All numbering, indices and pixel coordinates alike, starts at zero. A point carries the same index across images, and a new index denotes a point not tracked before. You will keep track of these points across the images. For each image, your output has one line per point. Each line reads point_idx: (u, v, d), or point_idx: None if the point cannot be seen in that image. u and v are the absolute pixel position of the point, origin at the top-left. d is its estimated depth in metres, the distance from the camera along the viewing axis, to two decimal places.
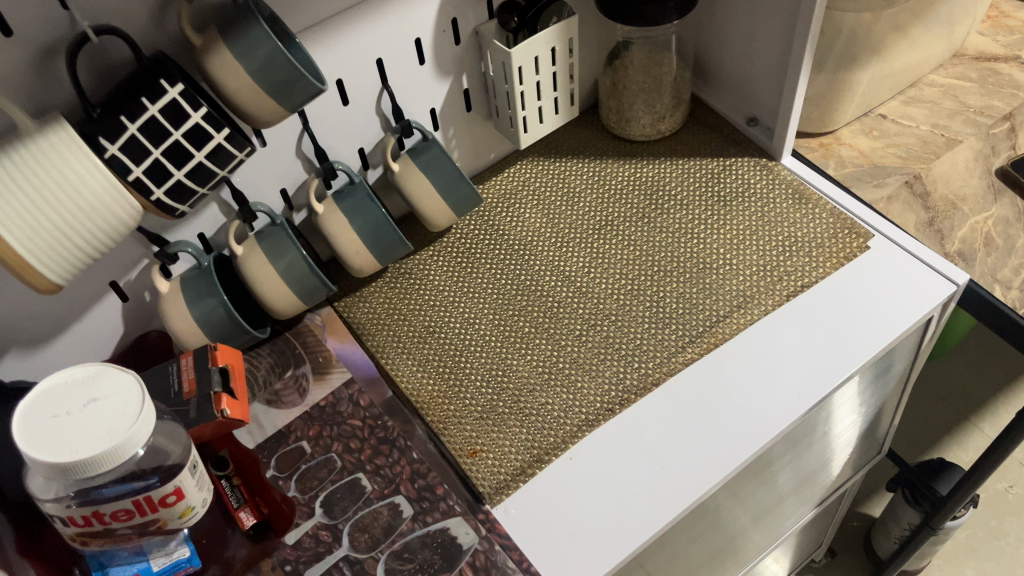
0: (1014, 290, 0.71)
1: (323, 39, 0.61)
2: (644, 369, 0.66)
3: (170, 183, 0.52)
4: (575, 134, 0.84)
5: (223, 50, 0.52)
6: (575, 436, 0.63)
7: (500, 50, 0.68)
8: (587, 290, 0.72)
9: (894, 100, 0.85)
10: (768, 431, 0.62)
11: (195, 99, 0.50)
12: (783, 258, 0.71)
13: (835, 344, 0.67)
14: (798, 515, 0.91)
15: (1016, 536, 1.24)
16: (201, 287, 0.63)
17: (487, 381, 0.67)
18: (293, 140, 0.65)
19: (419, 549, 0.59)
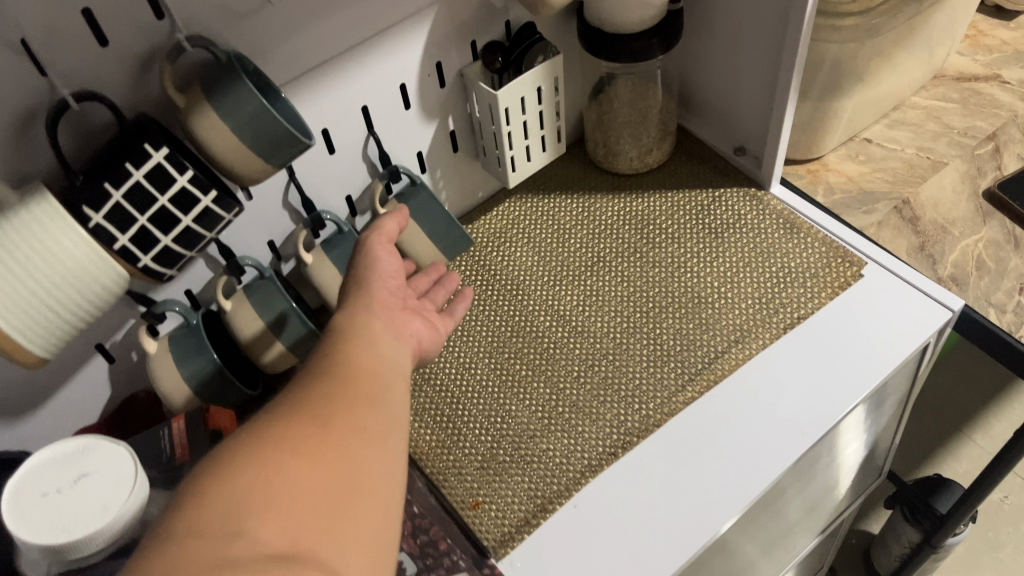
0: (1010, 313, 0.71)
1: (307, 90, 0.59)
2: (644, 411, 0.65)
3: (157, 249, 0.51)
4: (561, 169, 0.83)
5: (207, 110, 0.51)
6: (578, 483, 0.62)
7: (486, 93, 0.67)
8: (583, 329, 0.71)
9: (879, 124, 0.85)
10: (773, 469, 0.62)
11: (180, 162, 0.49)
12: (779, 290, 0.71)
13: (834, 375, 0.66)
14: (803, 543, 0.90)
15: (1013, 546, 1.24)
16: (191, 347, 0.61)
17: (487, 428, 0.65)
18: (279, 192, 0.64)
19: None
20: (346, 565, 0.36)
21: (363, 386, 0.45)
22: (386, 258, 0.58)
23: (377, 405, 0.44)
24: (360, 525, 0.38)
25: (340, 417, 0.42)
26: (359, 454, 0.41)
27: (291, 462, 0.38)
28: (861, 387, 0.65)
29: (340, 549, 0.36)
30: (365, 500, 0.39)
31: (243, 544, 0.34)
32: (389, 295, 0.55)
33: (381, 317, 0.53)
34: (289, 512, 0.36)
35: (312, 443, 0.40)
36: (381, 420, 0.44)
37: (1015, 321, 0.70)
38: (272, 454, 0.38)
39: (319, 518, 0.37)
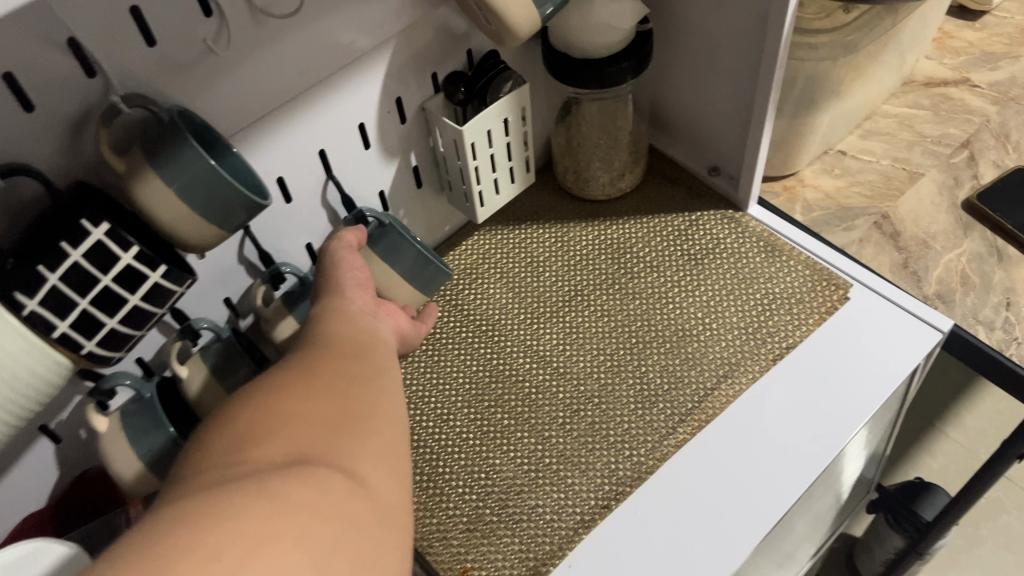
0: (999, 331, 0.68)
1: (259, 139, 0.55)
2: (635, 458, 0.62)
3: (103, 333, 0.45)
4: (530, 198, 0.80)
5: (150, 176, 0.46)
6: (571, 541, 0.58)
7: (450, 128, 0.63)
8: (565, 371, 0.67)
9: (852, 135, 0.83)
10: (772, 515, 0.59)
11: (123, 238, 0.44)
12: (764, 318, 0.68)
13: (828, 407, 0.64)
14: (797, 562, 0.89)
15: (993, 541, 1.24)
16: (146, 422, 0.56)
17: (472, 487, 0.62)
18: (234, 249, 0.59)
19: None
20: (360, 466, 0.38)
21: (349, 350, 0.48)
22: (350, 255, 0.60)
23: (364, 363, 0.48)
24: (367, 438, 0.40)
25: (333, 367, 0.45)
26: (356, 393, 0.43)
27: (292, 397, 0.40)
28: (858, 417, 0.62)
29: (350, 452, 0.38)
30: (368, 423, 0.41)
31: (259, 449, 0.36)
32: (362, 285, 0.58)
33: (355, 300, 0.56)
34: (298, 427, 0.38)
35: (309, 385, 0.42)
36: (369, 371, 0.47)
37: (1004, 339, 0.68)
38: (275, 391, 0.41)
39: (326, 430, 0.39)
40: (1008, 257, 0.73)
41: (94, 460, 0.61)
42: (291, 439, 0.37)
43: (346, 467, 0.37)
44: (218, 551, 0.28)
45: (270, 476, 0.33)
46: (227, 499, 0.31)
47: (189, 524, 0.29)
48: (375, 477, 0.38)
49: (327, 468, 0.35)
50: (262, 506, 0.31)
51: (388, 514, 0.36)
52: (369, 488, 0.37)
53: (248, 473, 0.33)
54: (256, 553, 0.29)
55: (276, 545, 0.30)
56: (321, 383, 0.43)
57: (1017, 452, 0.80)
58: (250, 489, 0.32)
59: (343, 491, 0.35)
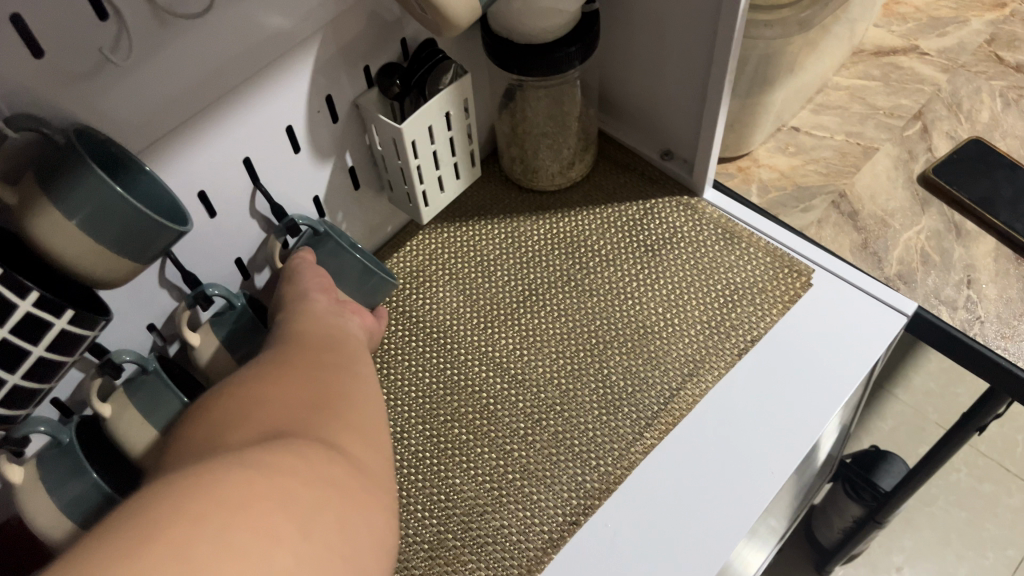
0: (961, 310, 0.67)
1: (175, 151, 0.49)
2: (602, 469, 0.59)
3: (4, 391, 0.40)
4: (476, 191, 0.75)
5: (49, 210, 0.40)
6: (540, 563, 0.55)
7: (387, 126, 0.58)
8: (523, 377, 0.64)
9: (805, 110, 0.81)
10: (746, 520, 0.57)
11: (20, 283, 0.38)
12: (727, 310, 0.66)
13: (798, 400, 0.61)
14: (765, 545, 0.88)
15: (944, 499, 1.27)
16: (66, 471, 0.51)
17: (432, 510, 0.58)
18: (154, 272, 0.54)
19: None
20: (338, 439, 0.39)
21: (319, 347, 0.49)
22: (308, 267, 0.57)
23: (334, 357, 0.48)
24: (343, 418, 0.41)
25: (305, 367, 0.46)
26: (328, 384, 0.44)
27: (263, 396, 0.41)
28: (829, 410, 0.60)
29: (328, 429, 0.39)
30: (340, 406, 0.42)
31: (231, 439, 0.36)
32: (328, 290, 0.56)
33: (320, 301, 0.54)
34: (271, 418, 0.39)
35: (280, 383, 0.43)
36: (341, 365, 0.47)
37: (968, 319, 0.66)
38: (247, 394, 0.41)
39: (300, 414, 0.40)
40: (966, 232, 0.71)
41: (12, 511, 0.55)
42: (266, 428, 0.38)
43: (325, 441, 0.38)
44: (210, 504, 0.29)
45: (249, 451, 0.34)
46: (210, 468, 0.31)
47: (176, 489, 0.30)
48: (354, 448, 0.39)
49: (305, 442, 0.36)
50: (246, 471, 0.31)
51: (372, 481, 0.37)
52: (350, 458, 0.38)
53: (227, 452, 0.34)
54: (246, 504, 0.29)
55: (266, 501, 0.30)
56: (293, 379, 0.44)
57: (977, 425, 0.79)
58: (231, 460, 0.32)
59: (324, 458, 0.36)
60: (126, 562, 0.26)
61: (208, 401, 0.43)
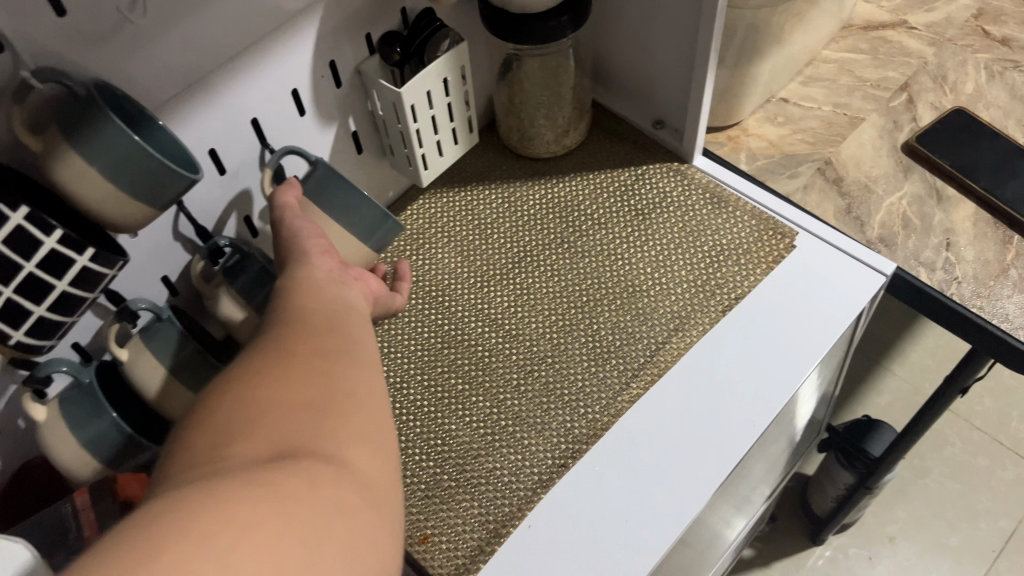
0: (939, 272, 0.70)
1: (187, 111, 0.53)
2: (590, 415, 0.62)
3: (30, 322, 0.43)
4: (475, 157, 0.78)
5: (70, 155, 0.44)
6: (530, 502, 0.59)
7: (388, 91, 0.61)
8: (518, 332, 0.67)
9: (794, 82, 0.83)
10: (726, 462, 0.60)
11: (45, 221, 0.42)
12: (713, 271, 0.69)
13: (777, 353, 0.64)
14: (753, 507, 0.93)
15: (938, 472, 1.29)
16: (87, 410, 0.55)
17: (428, 454, 0.62)
18: (167, 224, 0.57)
19: None
20: (344, 453, 0.38)
21: (325, 327, 0.47)
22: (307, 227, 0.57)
23: (342, 338, 0.47)
24: (348, 420, 0.40)
25: (311, 348, 0.45)
26: (336, 371, 0.43)
27: (268, 387, 0.40)
28: (806, 364, 0.63)
29: (334, 438, 0.39)
30: (347, 404, 0.41)
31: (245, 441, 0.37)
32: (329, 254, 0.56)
33: (319, 268, 0.54)
34: (277, 417, 0.38)
35: (286, 370, 0.42)
36: (347, 347, 0.46)
37: (944, 280, 0.69)
38: (251, 381, 0.40)
39: (308, 416, 0.39)
40: (947, 198, 0.74)
41: (34, 450, 0.59)
42: (270, 434, 0.37)
43: (329, 456, 0.37)
44: (209, 527, 0.29)
45: (251, 469, 0.34)
46: (214, 487, 0.32)
47: (177, 506, 0.30)
48: (360, 462, 0.39)
49: (310, 459, 0.36)
50: (248, 496, 0.31)
51: (375, 499, 0.37)
52: (356, 475, 0.37)
53: (234, 465, 0.34)
54: (246, 537, 0.30)
55: (266, 530, 0.30)
56: (300, 363, 0.43)
57: (958, 387, 0.82)
58: (234, 479, 0.32)
59: (330, 479, 0.36)
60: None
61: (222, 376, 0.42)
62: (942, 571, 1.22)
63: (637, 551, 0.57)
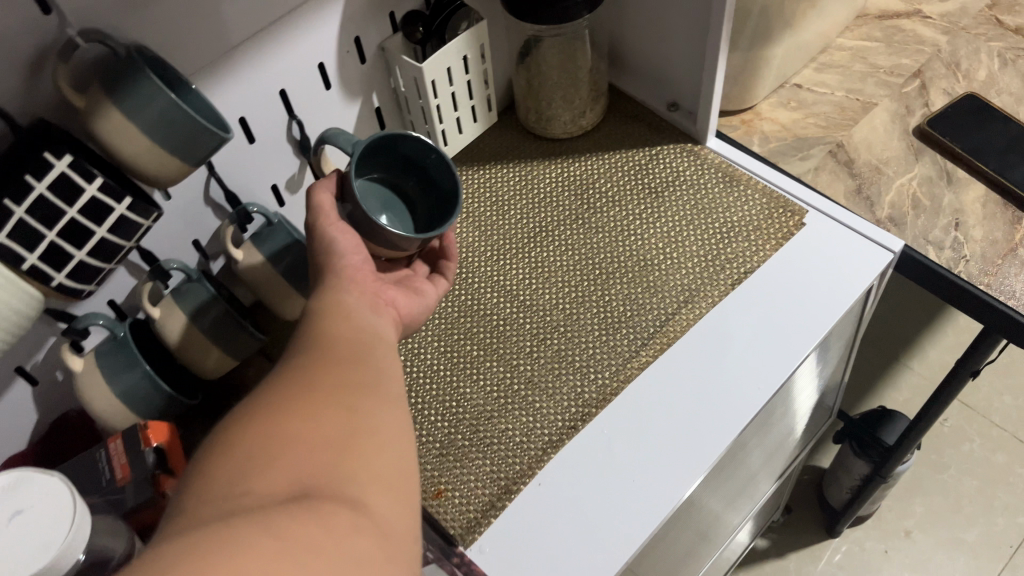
0: (947, 250, 0.71)
1: (219, 80, 0.56)
2: (600, 381, 0.64)
3: (72, 265, 0.47)
4: (494, 137, 0.81)
5: (111, 111, 0.47)
6: (541, 461, 0.61)
7: (410, 67, 0.64)
8: (532, 303, 0.69)
9: (808, 68, 0.85)
10: (731, 427, 0.61)
11: (87, 170, 0.45)
12: (724, 246, 0.70)
13: (785, 325, 0.66)
14: (763, 489, 0.95)
15: (956, 468, 1.30)
16: (120, 362, 0.57)
17: (444, 415, 0.64)
18: (200, 189, 0.60)
19: None
20: (365, 494, 0.39)
21: (351, 352, 0.48)
22: (343, 237, 0.56)
23: (370, 365, 0.48)
24: (370, 459, 0.41)
25: (335, 375, 0.45)
26: (360, 401, 0.44)
27: (292, 421, 0.41)
28: (811, 335, 0.65)
29: (355, 481, 0.40)
30: (369, 440, 0.42)
31: (266, 473, 0.38)
32: (363, 271, 0.56)
33: (352, 294, 0.53)
34: (299, 456, 0.39)
35: (309, 404, 0.42)
36: (373, 372, 0.47)
37: (952, 259, 0.70)
38: (275, 411, 0.41)
39: (330, 455, 0.40)
40: (957, 179, 0.75)
41: (71, 402, 0.62)
42: (292, 477, 0.38)
43: (349, 500, 0.38)
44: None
45: (271, 513, 0.35)
46: (234, 533, 0.33)
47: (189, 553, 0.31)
48: (380, 507, 0.39)
49: (329, 506, 0.37)
50: (263, 545, 0.33)
51: (393, 546, 0.38)
52: (375, 520, 0.38)
53: (253, 504, 0.36)
54: None
55: None
56: (324, 395, 0.43)
57: (970, 370, 0.83)
58: (254, 527, 0.33)
59: (349, 525, 0.37)
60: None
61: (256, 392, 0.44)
62: (958, 566, 1.22)
63: (645, 526, 0.58)
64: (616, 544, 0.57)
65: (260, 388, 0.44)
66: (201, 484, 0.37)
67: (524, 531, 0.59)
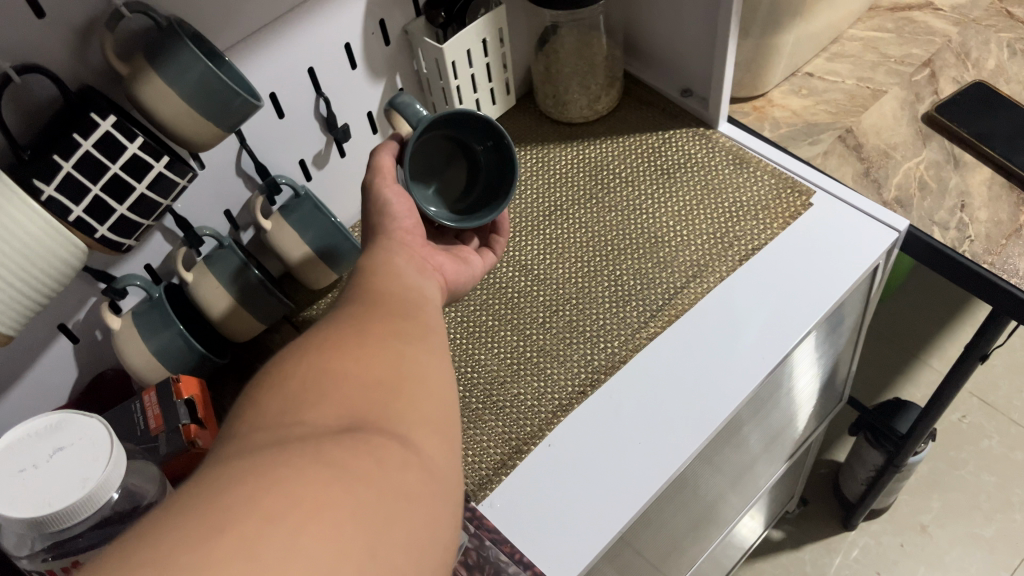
0: (952, 231, 0.73)
1: (252, 55, 0.60)
2: (609, 349, 0.67)
3: (114, 219, 0.51)
4: (513, 123, 0.85)
5: (152, 77, 0.50)
6: (550, 423, 0.64)
7: (431, 48, 0.68)
8: (546, 276, 0.72)
9: (819, 58, 0.87)
10: (736, 394, 0.63)
11: (129, 130, 0.49)
12: (732, 224, 0.73)
13: (791, 297, 0.68)
14: (771, 470, 0.98)
15: (973, 464, 1.30)
16: (156, 320, 0.61)
17: (459, 380, 0.67)
18: (232, 159, 0.64)
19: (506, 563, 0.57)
20: (415, 431, 0.41)
21: (403, 301, 0.50)
22: (398, 200, 0.59)
23: (421, 316, 0.50)
24: (419, 399, 0.43)
25: (387, 321, 0.47)
26: (409, 346, 0.46)
27: (344, 363, 0.42)
28: (818, 307, 0.67)
29: (403, 423, 0.41)
30: (418, 381, 0.44)
31: (314, 411, 0.39)
32: (413, 234, 0.59)
33: (401, 253, 0.55)
34: (351, 390, 0.41)
35: (360, 348, 0.44)
36: (423, 321, 0.49)
37: (958, 238, 0.72)
38: (327, 350, 0.43)
39: (380, 392, 0.42)
40: (964, 163, 0.77)
41: (108, 361, 0.66)
42: (343, 409, 0.40)
43: (398, 434, 0.40)
44: (278, 502, 0.32)
45: (322, 444, 0.36)
46: (286, 460, 0.34)
47: (244, 479, 0.33)
48: (429, 443, 0.41)
49: (380, 438, 0.38)
50: (315, 472, 0.34)
51: (441, 481, 0.39)
52: (425, 454, 0.40)
53: (307, 433, 0.37)
54: (310, 515, 0.32)
55: (331, 506, 0.33)
56: (376, 337, 0.45)
57: (979, 354, 0.84)
58: (306, 453, 0.35)
59: (399, 460, 0.38)
60: (189, 554, 0.30)
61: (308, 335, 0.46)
62: (975, 560, 1.22)
63: (654, 485, 0.60)
64: (629, 505, 0.59)
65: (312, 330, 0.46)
66: (257, 409, 0.40)
67: (541, 491, 0.61)
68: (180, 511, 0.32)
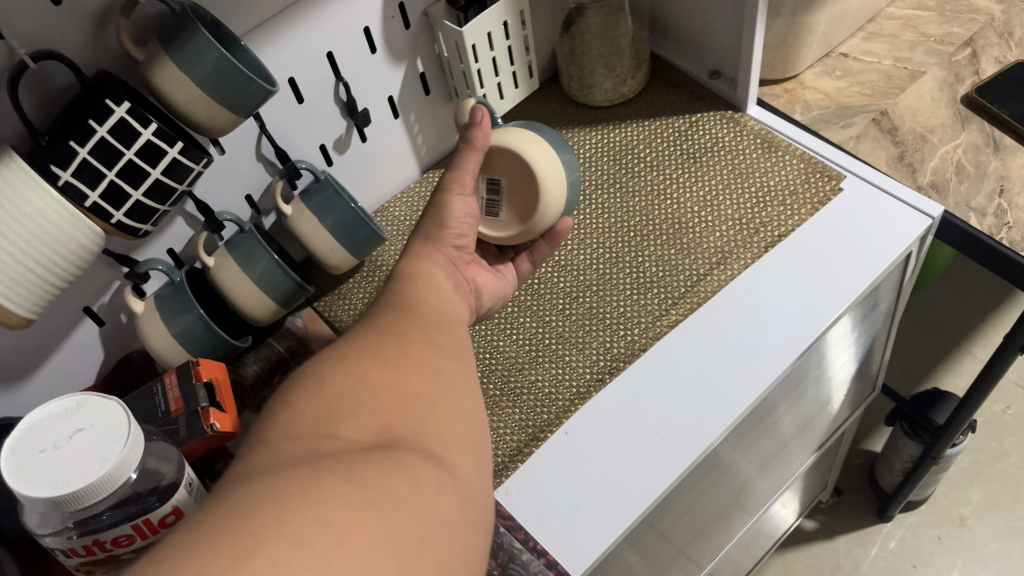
0: (989, 217, 0.71)
1: (268, 40, 0.59)
2: (630, 336, 0.66)
3: (129, 204, 0.52)
4: (540, 105, 0.84)
5: (167, 62, 0.51)
6: (567, 411, 0.63)
7: (451, 31, 0.67)
8: (568, 265, 0.72)
9: (855, 38, 0.85)
10: (760, 384, 0.62)
11: (143, 116, 0.50)
12: (760, 209, 0.71)
13: (819, 284, 0.66)
14: (802, 457, 0.97)
15: (1016, 456, 1.26)
16: (177, 303, 0.62)
17: (479, 367, 0.67)
18: (252, 144, 0.65)
19: (524, 552, 0.57)
20: (444, 451, 0.41)
21: (433, 317, 0.52)
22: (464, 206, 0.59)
23: (450, 332, 0.51)
24: (447, 419, 0.43)
25: (420, 335, 0.49)
26: (440, 365, 0.47)
27: (376, 386, 0.43)
28: (847, 294, 0.65)
29: (431, 440, 0.41)
30: (448, 401, 0.45)
31: (345, 431, 0.40)
32: (464, 251, 0.60)
33: (426, 268, 0.57)
34: (380, 411, 0.42)
35: (386, 366, 0.45)
36: (454, 343, 0.50)
37: (995, 224, 0.70)
38: (358, 370, 0.44)
39: (411, 411, 0.42)
40: (1004, 147, 0.76)
41: (134, 342, 0.67)
42: (376, 428, 0.40)
43: (427, 452, 0.40)
44: (312, 526, 0.32)
45: (356, 465, 0.36)
46: (319, 482, 0.34)
47: (273, 504, 0.33)
48: (458, 464, 0.41)
49: (410, 456, 0.39)
50: (349, 497, 0.34)
51: (471, 506, 0.39)
52: (456, 477, 0.40)
53: (335, 453, 0.37)
54: (345, 539, 0.32)
55: (365, 530, 0.33)
56: (407, 354, 0.46)
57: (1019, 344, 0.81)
58: (340, 475, 0.35)
59: (432, 483, 0.38)
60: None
61: (333, 349, 0.47)
62: (1015, 554, 1.18)
63: (677, 475, 0.59)
64: (653, 491, 0.58)
65: (336, 344, 0.48)
66: (283, 425, 0.41)
67: (564, 480, 0.60)
68: (208, 534, 0.31)
